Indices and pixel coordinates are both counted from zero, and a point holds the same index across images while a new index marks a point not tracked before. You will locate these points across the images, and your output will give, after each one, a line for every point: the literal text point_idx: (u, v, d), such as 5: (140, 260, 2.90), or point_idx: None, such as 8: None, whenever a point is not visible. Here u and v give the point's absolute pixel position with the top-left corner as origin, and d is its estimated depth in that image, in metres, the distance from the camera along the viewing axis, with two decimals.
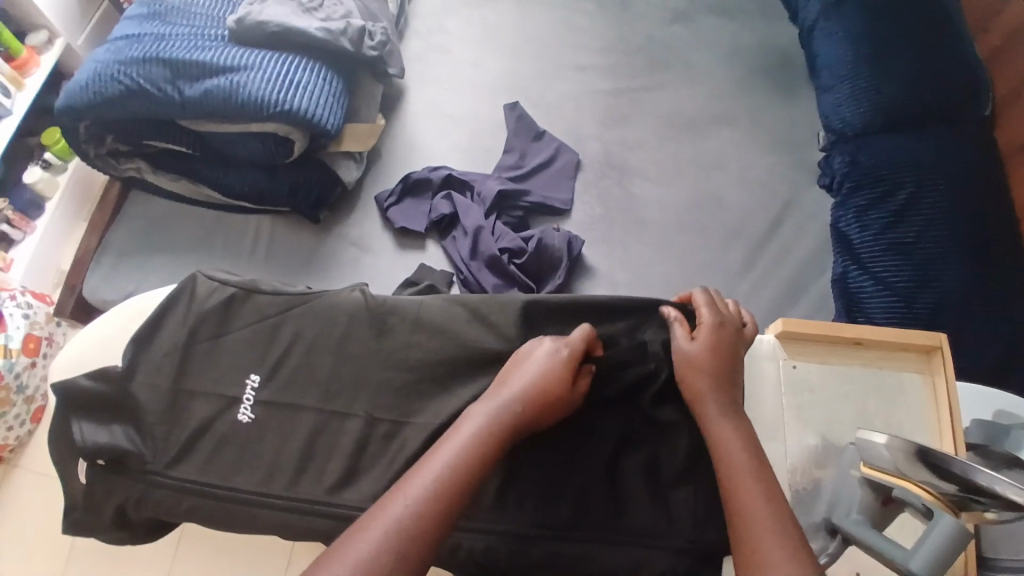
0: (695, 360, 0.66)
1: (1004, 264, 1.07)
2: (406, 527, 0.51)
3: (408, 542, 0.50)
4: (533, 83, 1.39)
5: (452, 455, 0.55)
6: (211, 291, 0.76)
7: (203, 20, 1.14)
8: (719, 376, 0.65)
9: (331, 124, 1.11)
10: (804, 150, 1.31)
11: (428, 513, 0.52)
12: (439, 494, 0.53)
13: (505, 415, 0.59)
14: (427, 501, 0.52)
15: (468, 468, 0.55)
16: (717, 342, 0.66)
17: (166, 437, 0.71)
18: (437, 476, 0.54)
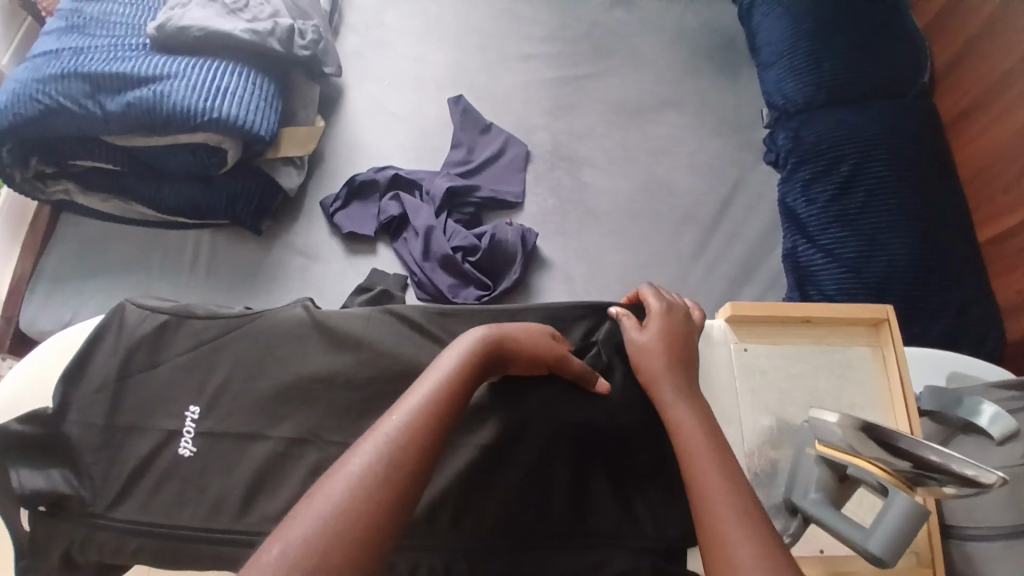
0: (647, 348, 0.67)
1: (949, 229, 1.09)
2: (394, 449, 0.47)
3: (399, 462, 0.47)
4: (477, 75, 1.36)
5: (429, 388, 0.53)
6: (142, 319, 0.73)
7: (122, 29, 1.09)
8: (673, 360, 0.66)
9: (265, 130, 1.07)
10: (751, 128, 1.32)
11: (424, 422, 0.50)
12: (423, 419, 0.50)
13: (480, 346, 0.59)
14: (414, 423, 0.49)
15: (448, 398, 0.53)
16: (669, 330, 0.68)
17: (104, 477, 0.68)
18: (419, 404, 0.51)
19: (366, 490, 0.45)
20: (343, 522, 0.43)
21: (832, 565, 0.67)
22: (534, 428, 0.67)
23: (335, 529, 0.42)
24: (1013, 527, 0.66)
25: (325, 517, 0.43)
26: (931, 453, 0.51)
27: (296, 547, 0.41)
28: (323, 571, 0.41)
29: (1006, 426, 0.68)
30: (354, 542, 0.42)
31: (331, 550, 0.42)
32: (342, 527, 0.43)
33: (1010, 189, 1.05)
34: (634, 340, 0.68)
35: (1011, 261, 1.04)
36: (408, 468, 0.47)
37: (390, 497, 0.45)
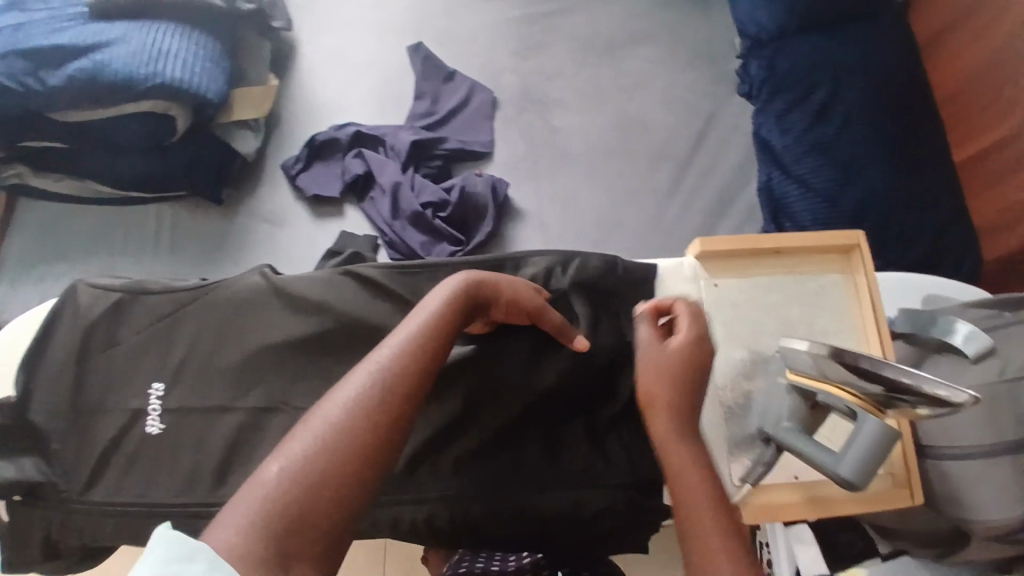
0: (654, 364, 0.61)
1: (924, 150, 1.07)
2: (376, 396, 0.50)
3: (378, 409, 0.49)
4: (437, 20, 1.30)
5: (410, 334, 0.54)
6: (96, 298, 0.71)
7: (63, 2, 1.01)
8: (684, 392, 0.60)
9: (213, 93, 1.03)
10: (723, 58, 1.27)
11: (402, 371, 0.52)
12: (404, 363, 0.52)
13: (465, 294, 0.59)
14: (397, 370, 0.52)
15: (434, 338, 0.55)
16: (690, 364, 0.60)
17: (76, 458, 0.67)
18: (398, 348, 0.53)
19: (349, 431, 0.48)
20: (329, 459, 0.47)
21: (807, 490, 0.68)
22: (508, 378, 0.67)
23: (320, 465, 0.46)
24: (993, 444, 0.65)
25: (311, 455, 0.47)
26: (905, 377, 0.51)
27: (285, 477, 0.46)
28: (310, 502, 0.45)
29: (981, 344, 0.67)
30: (343, 471, 0.47)
31: (316, 483, 0.46)
32: (328, 463, 0.47)
33: (987, 104, 1.02)
34: (645, 353, 0.62)
35: (988, 178, 1.02)
36: (389, 414, 0.50)
37: (372, 442, 0.48)
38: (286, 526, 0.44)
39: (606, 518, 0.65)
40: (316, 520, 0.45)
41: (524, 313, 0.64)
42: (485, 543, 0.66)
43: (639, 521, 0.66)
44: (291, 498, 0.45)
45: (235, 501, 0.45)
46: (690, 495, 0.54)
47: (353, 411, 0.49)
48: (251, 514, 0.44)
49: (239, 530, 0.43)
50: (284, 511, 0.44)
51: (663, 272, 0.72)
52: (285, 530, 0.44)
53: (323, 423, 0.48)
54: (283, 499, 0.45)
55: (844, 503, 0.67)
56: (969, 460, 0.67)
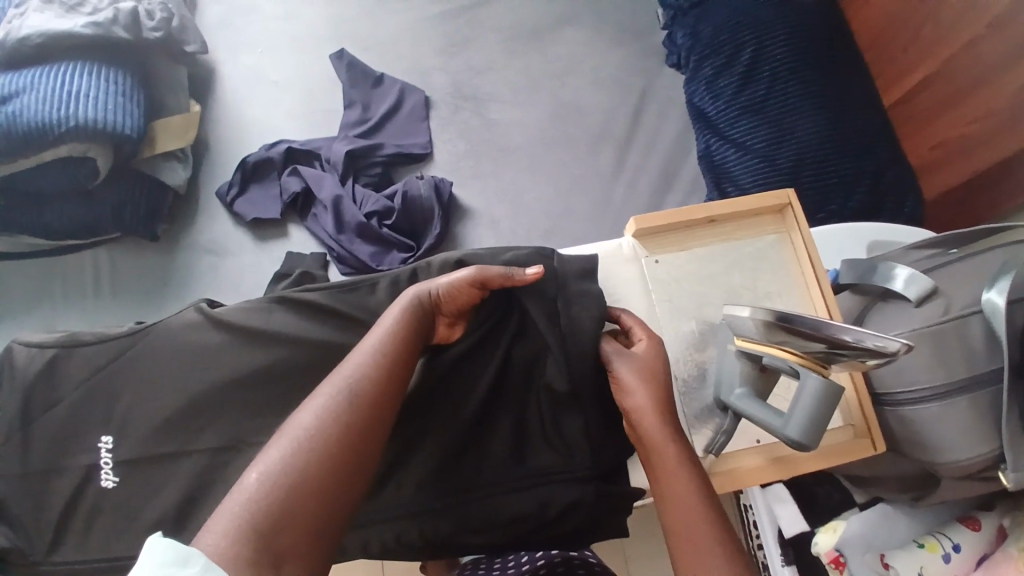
0: (636, 379, 0.60)
1: (854, 99, 1.08)
2: (349, 402, 0.51)
3: (353, 413, 0.51)
4: (358, 25, 1.27)
5: (375, 343, 0.55)
6: (32, 357, 0.69)
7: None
8: (662, 398, 0.59)
9: (131, 128, 0.99)
10: (649, 31, 1.27)
11: (376, 376, 0.53)
12: (375, 372, 0.53)
13: (424, 300, 0.60)
14: (368, 376, 0.53)
15: (400, 344, 0.56)
16: (651, 377, 0.60)
17: (34, 525, 0.65)
18: (367, 358, 0.54)
19: (326, 434, 0.49)
20: (310, 461, 0.47)
21: (770, 452, 0.68)
22: (462, 380, 0.67)
23: (303, 467, 0.47)
24: (946, 384, 0.66)
25: (293, 458, 0.47)
26: (846, 334, 0.51)
27: (266, 482, 0.46)
28: (297, 505, 0.45)
29: (922, 286, 0.69)
30: (325, 475, 0.47)
31: (300, 483, 0.46)
32: (309, 466, 0.47)
33: (907, 46, 1.03)
34: (627, 361, 0.61)
35: (920, 117, 1.03)
36: (366, 420, 0.51)
37: (350, 444, 0.49)
38: (272, 525, 0.44)
39: (578, 509, 0.65)
40: (302, 518, 0.45)
41: (470, 284, 0.61)
42: (464, 549, 0.66)
43: (612, 506, 0.66)
44: (276, 501, 0.45)
45: (216, 511, 0.45)
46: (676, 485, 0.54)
47: (328, 415, 0.50)
48: (236, 518, 0.44)
49: (226, 534, 0.43)
50: (269, 512, 0.44)
51: (603, 255, 0.72)
52: (271, 531, 0.44)
53: (299, 429, 0.49)
54: (268, 500, 0.45)
55: (807, 460, 0.68)
56: (924, 403, 0.67)
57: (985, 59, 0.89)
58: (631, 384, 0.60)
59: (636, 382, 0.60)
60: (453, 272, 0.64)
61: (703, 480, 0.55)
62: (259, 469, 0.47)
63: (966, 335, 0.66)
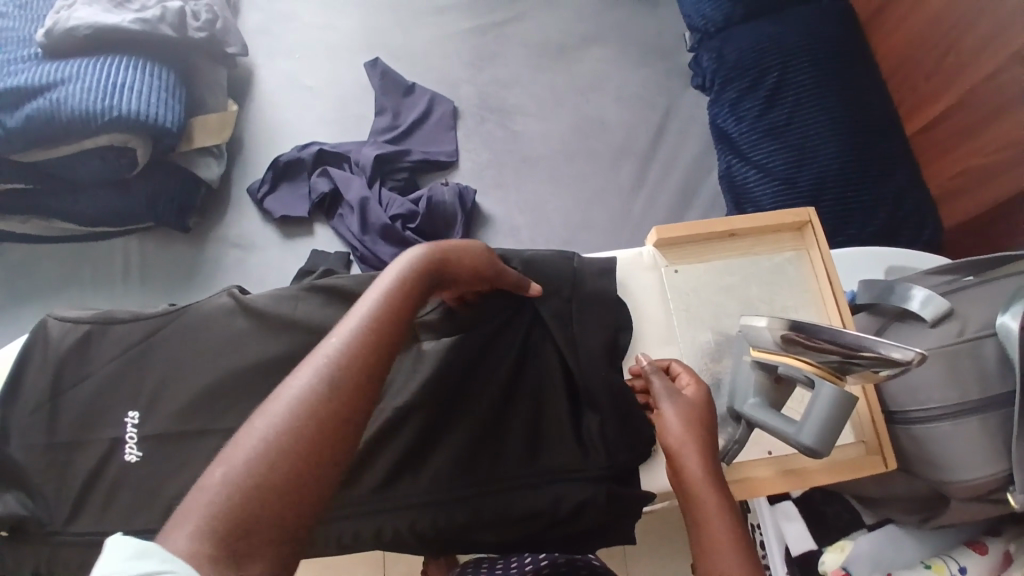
0: (677, 415, 0.60)
1: (875, 127, 1.10)
2: (337, 374, 0.44)
3: (343, 386, 0.43)
4: (392, 36, 1.31)
5: (371, 306, 0.49)
6: (66, 331, 0.71)
7: (8, 43, 1.00)
8: (702, 437, 0.59)
9: (170, 121, 1.03)
10: (674, 53, 1.30)
11: (371, 340, 0.46)
12: (369, 339, 0.46)
13: (429, 262, 0.56)
14: (361, 339, 0.46)
15: (400, 306, 0.50)
16: (693, 415, 0.60)
17: (58, 493, 0.67)
18: (364, 321, 0.48)
19: (308, 414, 0.41)
20: (291, 440, 0.40)
21: (781, 464, 0.69)
22: (481, 376, 0.69)
23: (286, 448, 0.40)
24: (959, 404, 0.66)
25: (271, 443, 0.40)
26: (861, 343, 0.52)
27: (231, 480, 0.38)
28: (273, 496, 0.38)
29: (938, 307, 0.69)
30: (305, 456, 0.40)
31: (276, 468, 0.39)
32: (288, 448, 0.40)
33: (931, 74, 1.04)
34: (670, 400, 0.62)
35: (941, 147, 1.04)
36: (359, 387, 0.44)
37: (336, 417, 0.42)
38: (238, 522, 0.37)
39: (589, 510, 0.65)
40: (279, 507, 0.38)
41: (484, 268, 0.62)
42: (475, 548, 0.66)
43: (623, 511, 0.66)
44: (253, 494, 0.38)
45: (178, 513, 0.37)
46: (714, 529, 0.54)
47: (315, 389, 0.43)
48: (208, 515, 0.37)
49: (190, 533, 0.36)
50: (240, 505, 0.37)
51: (623, 263, 0.74)
52: (247, 535, 0.37)
53: (278, 408, 0.41)
54: (237, 490, 0.38)
55: (818, 474, 0.68)
56: (937, 423, 0.67)
57: (1010, 88, 0.91)
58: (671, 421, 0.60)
59: (673, 421, 0.60)
60: (456, 239, 0.62)
61: (739, 523, 0.55)
62: (232, 460, 0.39)
63: (980, 357, 0.67)
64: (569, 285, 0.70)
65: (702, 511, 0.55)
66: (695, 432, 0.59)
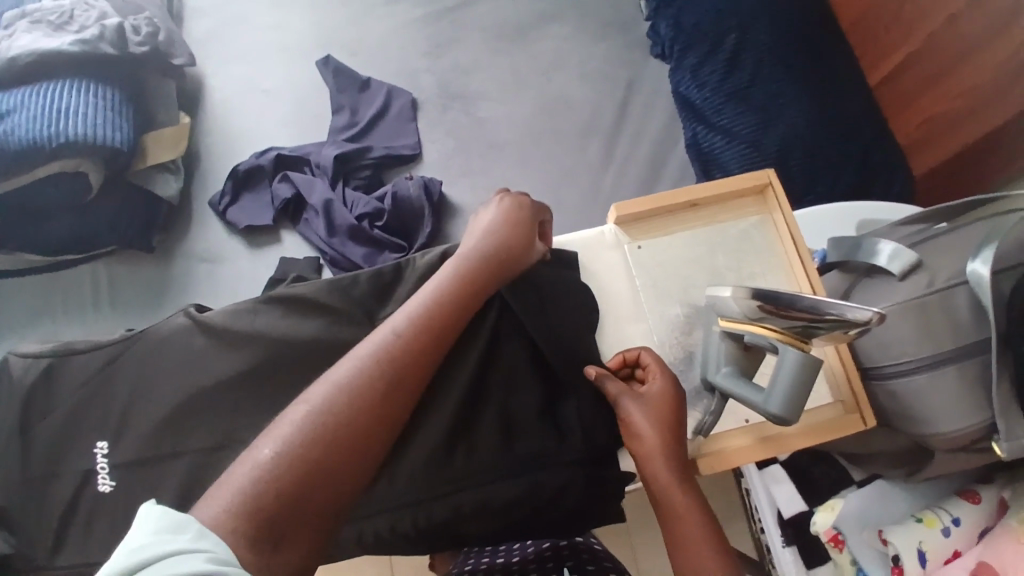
0: (647, 424, 0.60)
1: (838, 80, 1.08)
2: (361, 385, 0.53)
3: (366, 399, 0.52)
4: (344, 31, 1.28)
5: (404, 321, 0.57)
6: (27, 367, 0.70)
7: None
8: (671, 440, 0.60)
9: (122, 141, 1.01)
10: (634, 22, 1.27)
11: (401, 359, 0.55)
12: (397, 355, 0.55)
13: (468, 267, 0.62)
14: (390, 359, 0.55)
15: (434, 322, 0.58)
16: (662, 416, 0.61)
17: (35, 530, 0.66)
18: (392, 335, 0.56)
19: (335, 418, 0.51)
20: (317, 440, 0.49)
21: (760, 432, 0.68)
22: (445, 371, 0.67)
23: (315, 440, 0.49)
24: (934, 355, 0.66)
25: (297, 445, 0.49)
26: (822, 307, 0.52)
27: (265, 471, 0.47)
28: (296, 481, 0.48)
29: (905, 260, 0.69)
30: (329, 453, 0.49)
31: (301, 458, 0.48)
32: (315, 446, 0.49)
33: (891, 21, 1.02)
34: (635, 406, 0.61)
35: (906, 95, 1.03)
36: (385, 403, 0.53)
37: (359, 429, 0.51)
38: (264, 508, 0.46)
39: (569, 493, 0.65)
40: (301, 495, 0.48)
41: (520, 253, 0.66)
42: (459, 540, 0.67)
43: (604, 490, 0.66)
44: (285, 478, 0.47)
45: (224, 477, 0.48)
46: (687, 535, 0.57)
47: (344, 396, 0.52)
48: (240, 492, 0.46)
49: (227, 507, 0.45)
50: (270, 490, 0.47)
51: (585, 244, 0.73)
52: (280, 510, 0.46)
53: (315, 406, 0.51)
54: (268, 479, 0.47)
55: (797, 437, 0.67)
56: (913, 376, 0.67)
57: (969, 28, 0.89)
58: (643, 431, 0.60)
59: (642, 428, 0.60)
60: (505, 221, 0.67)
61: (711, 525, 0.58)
62: (270, 442, 0.49)
63: (950, 307, 0.67)
64: (536, 274, 0.69)
65: (677, 518, 0.58)
66: (666, 436, 0.60)
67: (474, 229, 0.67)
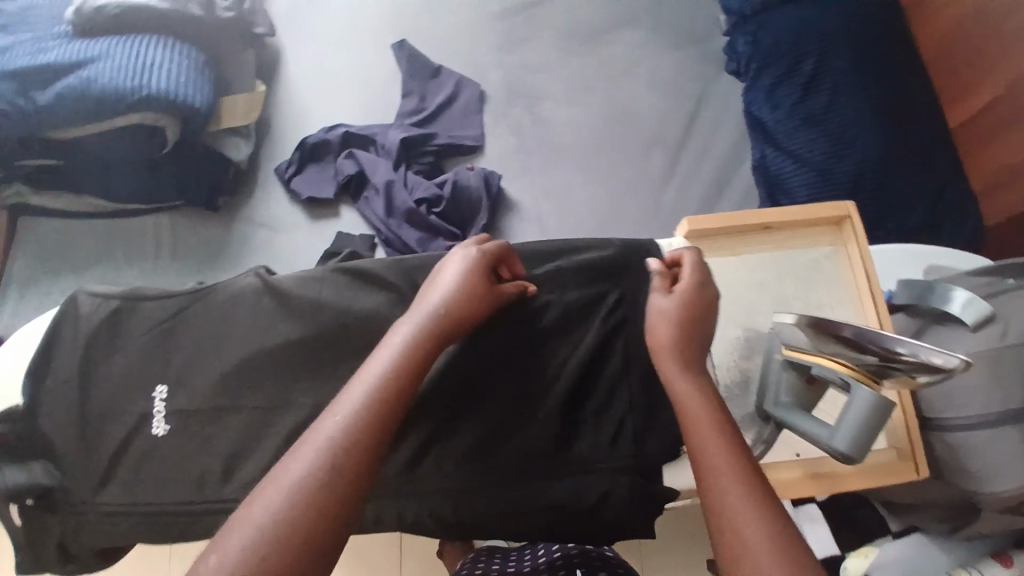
0: (667, 313, 0.61)
1: (918, 119, 1.06)
2: (321, 475, 0.48)
3: (325, 490, 0.47)
4: (420, 17, 1.29)
5: (359, 399, 0.52)
6: (96, 307, 0.71)
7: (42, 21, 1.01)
8: (687, 333, 0.60)
9: (201, 102, 1.03)
10: (710, 37, 1.26)
11: (357, 440, 0.50)
12: (353, 438, 0.50)
13: (429, 332, 0.57)
14: (346, 442, 0.49)
15: (389, 398, 0.52)
16: (692, 306, 0.61)
17: (86, 467, 0.68)
18: (348, 416, 0.51)
19: (291, 517, 0.46)
20: (274, 543, 0.44)
21: (810, 466, 0.67)
22: (500, 365, 0.68)
23: (292, 522, 0.45)
24: (998, 413, 0.64)
25: (245, 556, 0.44)
26: (900, 346, 0.50)
27: None
28: None
29: (980, 311, 0.67)
30: (288, 558, 0.44)
31: (260, 568, 0.43)
32: (270, 555, 0.44)
33: (982, 66, 1.00)
34: (659, 295, 0.62)
35: (985, 142, 1.01)
36: (346, 489, 0.48)
37: (319, 521, 0.46)
38: None
39: (613, 503, 0.65)
40: None
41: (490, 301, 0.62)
42: (493, 534, 0.67)
43: (648, 506, 0.65)
44: None
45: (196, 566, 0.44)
46: (704, 443, 0.53)
47: (300, 490, 0.47)
48: None
49: None
50: None
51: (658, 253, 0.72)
52: None
53: (267, 508, 0.46)
54: None
55: (849, 476, 0.67)
56: (973, 429, 0.66)
57: None
58: (660, 333, 0.60)
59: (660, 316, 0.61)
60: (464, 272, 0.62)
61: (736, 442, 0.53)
62: (241, 532, 0.45)
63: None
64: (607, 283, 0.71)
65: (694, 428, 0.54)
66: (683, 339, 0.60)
67: (429, 282, 0.62)
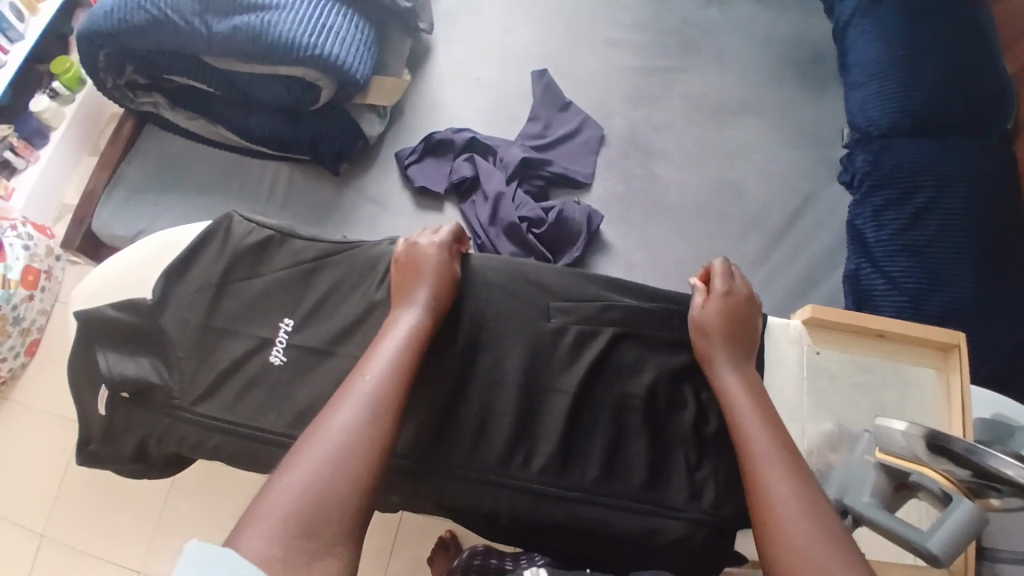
0: (718, 314, 0.69)
1: (1014, 277, 1.09)
2: (370, 412, 0.54)
3: (375, 424, 0.54)
4: (562, 53, 1.36)
5: (389, 353, 0.59)
6: (249, 232, 0.74)
7: None
8: (729, 333, 0.68)
9: (360, 74, 1.09)
10: (828, 146, 1.30)
11: (391, 382, 0.57)
12: (389, 380, 0.57)
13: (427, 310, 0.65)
14: (383, 386, 0.57)
15: (409, 352, 0.61)
16: (727, 309, 0.69)
17: (194, 372, 0.70)
18: (384, 369, 0.58)
19: (348, 445, 0.52)
20: (340, 465, 0.51)
21: (870, 567, 0.71)
22: (591, 383, 0.71)
23: (351, 448, 0.52)
24: None
25: (310, 478, 0.49)
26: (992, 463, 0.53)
27: (292, 496, 0.48)
28: (319, 506, 0.48)
29: None
30: (348, 475, 0.51)
31: (332, 485, 0.50)
32: (336, 474, 0.50)
33: None
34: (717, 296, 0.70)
35: None
36: (391, 420, 0.55)
37: (373, 449, 0.53)
38: (299, 531, 0.47)
39: (680, 548, 0.68)
40: (336, 516, 0.48)
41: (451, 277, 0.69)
42: (557, 547, 0.70)
43: (710, 560, 0.68)
44: (311, 495, 0.49)
45: (250, 511, 0.48)
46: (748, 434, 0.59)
47: (353, 427, 0.53)
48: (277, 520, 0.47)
49: (260, 542, 0.46)
50: (298, 516, 0.47)
51: (772, 329, 0.75)
52: (318, 517, 0.48)
53: (328, 439, 0.52)
54: (297, 506, 0.48)
55: None
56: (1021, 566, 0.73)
57: None
58: (710, 327, 0.69)
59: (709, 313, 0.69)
60: (427, 256, 0.69)
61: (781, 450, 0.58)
62: (304, 466, 0.50)
63: None
64: None
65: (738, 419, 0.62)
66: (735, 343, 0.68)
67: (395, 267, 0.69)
